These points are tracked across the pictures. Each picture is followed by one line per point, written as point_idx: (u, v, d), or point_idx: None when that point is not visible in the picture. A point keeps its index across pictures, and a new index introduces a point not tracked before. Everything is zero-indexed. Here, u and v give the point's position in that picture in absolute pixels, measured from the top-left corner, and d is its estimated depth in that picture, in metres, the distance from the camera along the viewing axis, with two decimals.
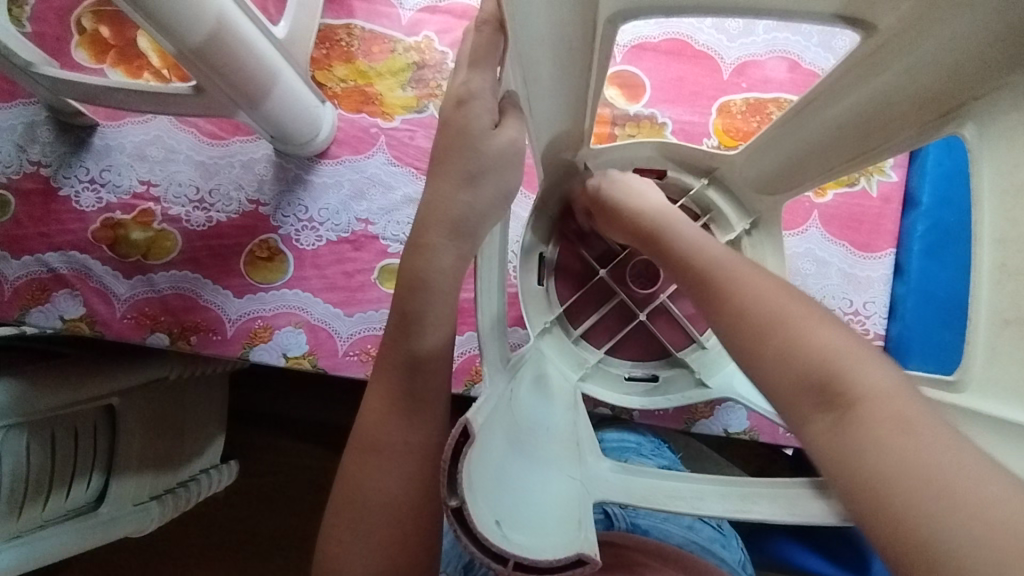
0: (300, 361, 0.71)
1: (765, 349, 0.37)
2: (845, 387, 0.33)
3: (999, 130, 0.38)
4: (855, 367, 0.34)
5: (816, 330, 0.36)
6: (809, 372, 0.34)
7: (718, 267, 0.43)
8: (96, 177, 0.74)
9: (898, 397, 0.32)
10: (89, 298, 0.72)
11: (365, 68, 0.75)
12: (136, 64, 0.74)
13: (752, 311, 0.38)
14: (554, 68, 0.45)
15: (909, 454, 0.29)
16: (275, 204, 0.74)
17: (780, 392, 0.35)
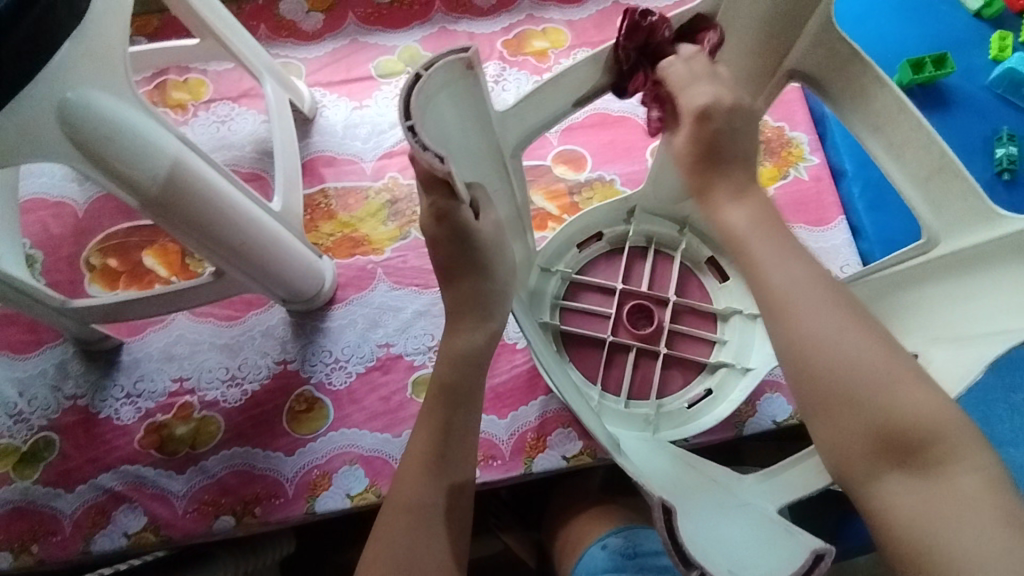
0: (365, 495, 0.73)
1: (850, 403, 0.38)
2: (912, 441, 0.37)
3: (836, 82, 0.51)
4: (923, 413, 0.37)
5: (913, 401, 0.37)
6: (887, 430, 0.37)
7: (798, 312, 0.40)
8: (131, 390, 0.78)
9: (938, 423, 0.37)
10: (148, 505, 0.73)
11: (347, 218, 0.84)
12: (147, 279, 0.81)
13: (835, 376, 0.38)
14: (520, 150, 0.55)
15: (932, 491, 0.36)
16: (301, 357, 0.79)
17: (851, 454, 0.38)
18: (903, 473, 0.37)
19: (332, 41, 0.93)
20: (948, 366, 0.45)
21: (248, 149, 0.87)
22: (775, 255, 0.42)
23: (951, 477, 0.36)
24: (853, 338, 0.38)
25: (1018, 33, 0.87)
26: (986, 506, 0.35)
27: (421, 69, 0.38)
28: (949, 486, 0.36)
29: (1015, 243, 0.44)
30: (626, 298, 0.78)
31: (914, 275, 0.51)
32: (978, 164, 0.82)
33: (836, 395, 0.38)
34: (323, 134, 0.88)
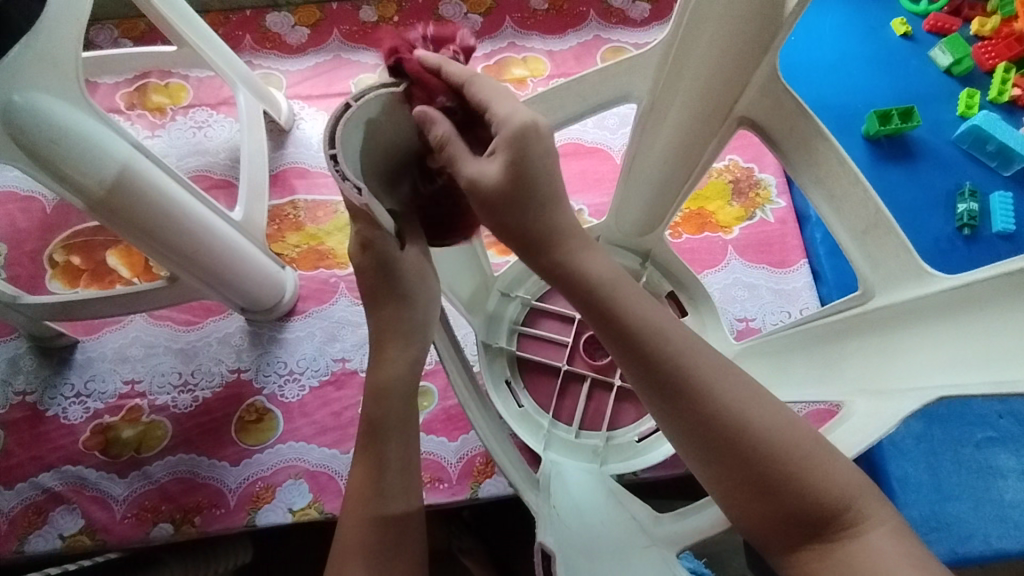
0: (307, 510, 0.72)
1: (762, 475, 0.36)
2: (830, 511, 0.35)
3: (782, 134, 0.52)
4: (823, 470, 0.36)
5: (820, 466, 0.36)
6: (798, 500, 0.36)
7: (700, 380, 0.38)
8: (82, 389, 0.77)
9: (845, 489, 0.36)
10: (86, 507, 0.72)
11: (314, 230, 0.85)
12: (108, 279, 0.81)
13: (735, 452, 0.37)
14: None
15: (855, 559, 0.34)
16: (255, 367, 0.79)
17: (763, 525, 0.37)
18: (821, 540, 0.36)
19: (315, 55, 0.95)
20: (863, 421, 0.45)
21: (221, 156, 0.88)
22: (652, 312, 0.40)
23: (865, 540, 0.35)
24: (756, 409, 0.37)
25: (987, 92, 0.89)
26: (907, 569, 0.33)
27: (353, 99, 0.42)
28: (869, 553, 0.34)
29: (939, 303, 0.44)
30: (585, 326, 0.78)
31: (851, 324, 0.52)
32: (939, 218, 0.83)
33: (746, 468, 0.36)
34: (298, 146, 0.89)
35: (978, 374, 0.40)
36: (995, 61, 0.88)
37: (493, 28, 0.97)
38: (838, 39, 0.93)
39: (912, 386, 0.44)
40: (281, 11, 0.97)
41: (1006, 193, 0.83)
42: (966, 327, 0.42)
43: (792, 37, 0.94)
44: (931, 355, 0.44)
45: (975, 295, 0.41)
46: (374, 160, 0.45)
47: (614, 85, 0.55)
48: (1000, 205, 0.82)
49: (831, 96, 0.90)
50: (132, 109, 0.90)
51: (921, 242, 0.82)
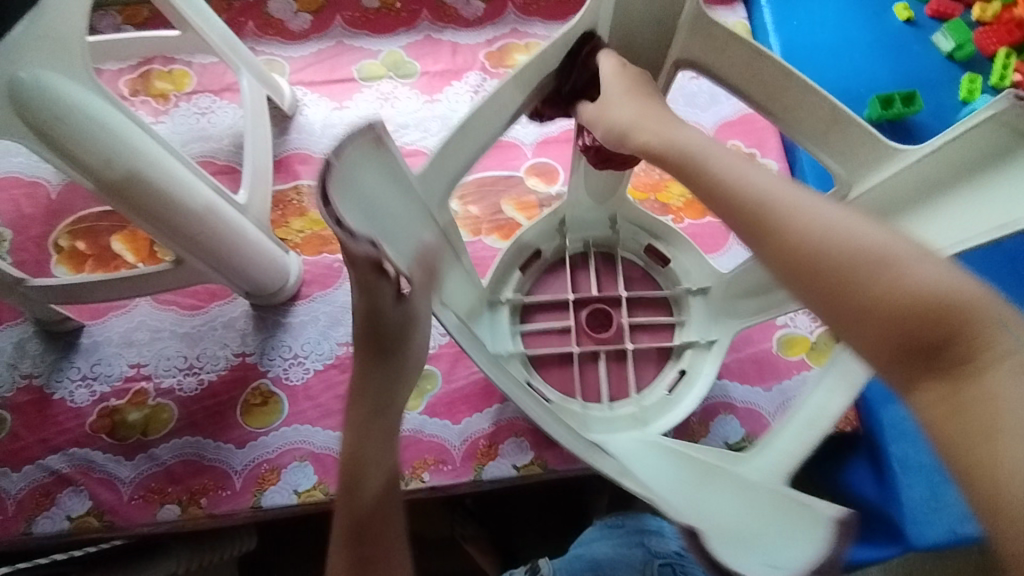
0: (313, 492, 0.73)
1: (859, 289, 0.31)
2: (956, 330, 0.29)
3: None
4: (929, 281, 0.30)
5: (929, 275, 0.30)
6: (906, 319, 0.30)
7: (786, 205, 0.34)
8: (88, 373, 0.78)
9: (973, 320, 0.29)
10: (94, 489, 0.73)
11: (318, 216, 0.85)
12: (113, 264, 0.82)
13: (826, 269, 0.32)
14: None
15: (979, 392, 0.28)
16: (260, 351, 0.79)
17: (874, 352, 0.31)
18: (943, 371, 0.29)
19: (317, 41, 0.95)
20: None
21: (225, 142, 0.88)
22: (743, 161, 0.36)
23: (997, 363, 0.28)
24: (842, 224, 0.32)
25: (989, 77, 0.89)
26: None
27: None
28: (996, 378, 0.28)
29: (920, 174, 0.47)
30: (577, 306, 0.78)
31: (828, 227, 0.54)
32: None
33: (838, 287, 0.31)
34: (301, 132, 0.90)
35: (978, 227, 0.43)
36: (996, 46, 0.88)
37: (496, 14, 0.97)
38: (839, 25, 0.93)
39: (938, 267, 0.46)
40: None
41: None
42: (945, 181, 0.46)
43: (793, 22, 0.94)
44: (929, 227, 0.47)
45: (954, 154, 0.45)
46: (367, 206, 0.41)
47: None
48: None
49: (832, 81, 0.90)
50: (136, 95, 0.90)
51: None
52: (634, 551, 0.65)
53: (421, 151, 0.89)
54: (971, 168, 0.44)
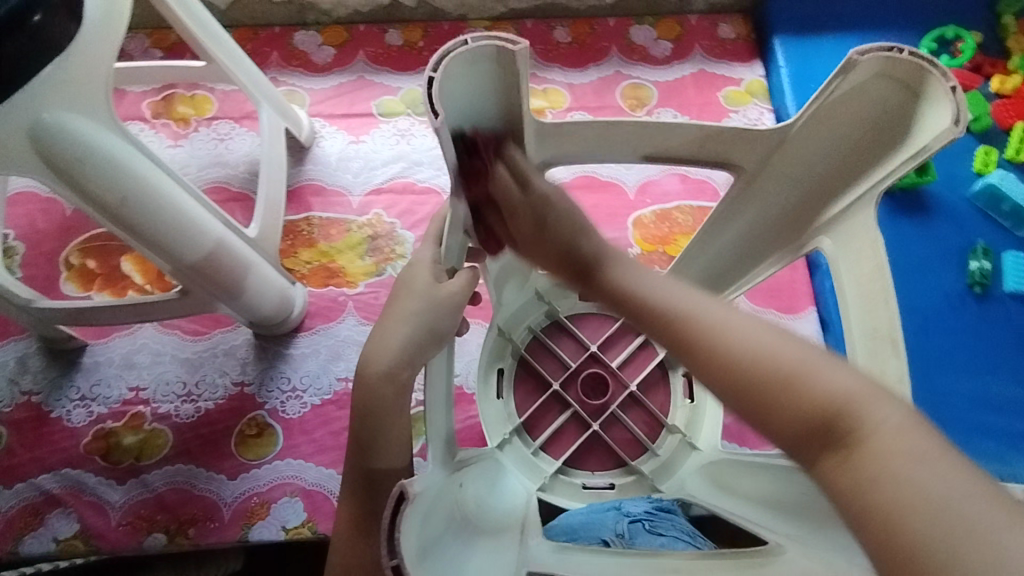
0: (301, 529, 0.72)
1: (759, 394, 0.32)
2: (854, 424, 0.29)
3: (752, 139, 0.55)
4: (820, 380, 0.30)
5: (822, 380, 0.30)
6: (814, 412, 0.30)
7: (680, 305, 0.37)
8: (87, 393, 0.78)
9: (903, 433, 0.28)
10: (83, 512, 0.72)
11: (327, 248, 0.86)
12: (121, 284, 0.83)
13: (731, 368, 0.33)
14: None
15: (855, 466, 0.28)
16: (259, 381, 0.79)
17: (787, 435, 0.31)
18: (831, 453, 0.29)
19: (340, 74, 0.96)
20: (856, 244, 0.53)
21: (240, 169, 0.89)
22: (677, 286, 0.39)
23: (874, 436, 0.28)
24: (758, 334, 0.33)
25: (1004, 149, 0.89)
26: (915, 458, 0.26)
27: (432, 72, 0.43)
28: (860, 460, 0.28)
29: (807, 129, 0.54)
30: (568, 393, 0.81)
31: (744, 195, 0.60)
32: (951, 274, 0.83)
33: (743, 388, 0.32)
34: (316, 163, 0.91)
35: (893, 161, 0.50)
36: (1014, 120, 0.88)
37: None
38: None
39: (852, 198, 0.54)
40: (309, 31, 0.99)
41: (1018, 252, 0.83)
42: (823, 133, 0.54)
43: (811, 84, 0.94)
44: (822, 176, 0.56)
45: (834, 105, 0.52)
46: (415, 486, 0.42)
47: (639, 136, 0.55)
48: (1013, 265, 0.82)
49: None
50: (157, 118, 0.92)
51: (931, 300, 0.82)
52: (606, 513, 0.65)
53: (433, 190, 0.89)
54: (864, 109, 0.52)
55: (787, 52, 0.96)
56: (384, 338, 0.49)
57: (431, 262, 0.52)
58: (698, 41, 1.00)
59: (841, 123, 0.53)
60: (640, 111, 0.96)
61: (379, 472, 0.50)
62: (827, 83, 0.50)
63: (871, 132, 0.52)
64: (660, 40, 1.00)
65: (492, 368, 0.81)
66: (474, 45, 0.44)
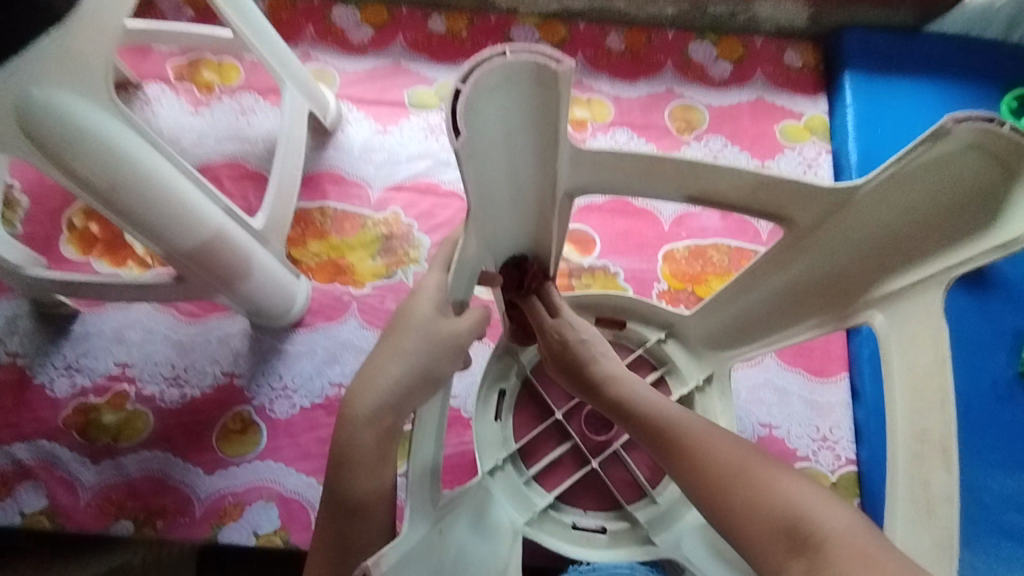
0: (272, 537, 0.69)
1: (732, 497, 0.43)
2: (812, 529, 0.39)
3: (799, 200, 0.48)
4: (767, 480, 0.43)
5: (778, 483, 0.42)
6: (776, 520, 0.41)
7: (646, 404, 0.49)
8: (72, 363, 0.75)
9: (855, 534, 0.39)
10: (53, 488, 0.70)
11: (338, 242, 0.81)
12: (122, 254, 0.79)
13: (706, 474, 0.44)
14: (514, 218, 0.53)
15: (825, 563, 0.38)
16: (250, 375, 0.76)
17: (758, 542, 0.41)
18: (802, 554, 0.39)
19: (375, 57, 0.91)
20: (914, 330, 0.45)
21: (258, 146, 0.85)
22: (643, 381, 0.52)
23: (827, 533, 0.39)
24: (718, 443, 0.45)
25: None
26: (863, 555, 0.37)
27: (461, 81, 0.38)
28: (834, 555, 0.38)
29: (875, 195, 0.45)
30: (569, 423, 0.73)
31: (790, 249, 0.52)
32: (1002, 358, 0.76)
33: (725, 494, 0.43)
34: (338, 150, 0.86)
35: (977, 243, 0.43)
36: None
37: None
38: None
39: (918, 279, 0.46)
40: (348, 6, 0.93)
41: None
42: (889, 205, 0.46)
43: (877, 130, 0.87)
44: (883, 249, 0.48)
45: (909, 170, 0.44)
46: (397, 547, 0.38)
47: (687, 182, 0.49)
48: None
49: None
50: (180, 81, 0.87)
51: (977, 384, 0.75)
52: None
53: (456, 194, 0.84)
54: (945, 177, 0.44)
55: (855, 90, 0.88)
56: (376, 375, 0.44)
57: (435, 293, 0.46)
58: (761, 66, 0.93)
59: (913, 198, 0.45)
60: (687, 135, 0.89)
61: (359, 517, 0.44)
62: (905, 151, 0.43)
63: (954, 203, 0.44)
64: (720, 60, 0.93)
65: (493, 388, 0.73)
66: (513, 59, 0.39)
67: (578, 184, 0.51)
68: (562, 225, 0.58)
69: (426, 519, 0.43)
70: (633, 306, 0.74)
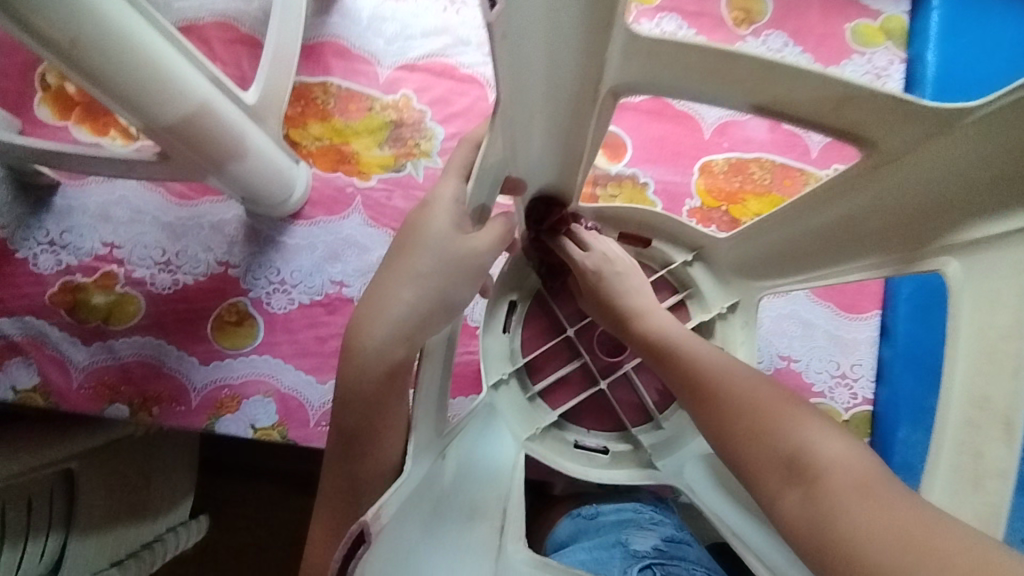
0: (270, 432, 0.67)
1: (738, 423, 0.45)
2: (812, 462, 0.40)
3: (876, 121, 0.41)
4: (784, 415, 0.43)
5: (793, 420, 0.43)
6: (782, 451, 0.42)
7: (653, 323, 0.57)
8: (57, 239, 0.70)
9: (857, 468, 0.38)
10: (44, 367, 0.68)
11: (342, 126, 0.73)
12: (102, 121, 0.72)
13: (720, 401, 0.46)
14: (545, 114, 0.45)
15: (816, 491, 0.38)
16: (245, 266, 0.71)
17: (758, 466, 0.42)
18: (799, 483, 0.39)
19: None
20: (995, 285, 0.39)
21: (253, 6, 0.74)
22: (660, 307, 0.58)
23: (828, 467, 0.39)
24: (738, 379, 0.48)
25: None
26: (860, 490, 0.37)
27: None
28: (828, 485, 0.38)
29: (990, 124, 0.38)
30: (580, 340, 0.70)
31: (855, 182, 0.47)
32: None
33: (735, 421, 0.45)
34: (345, 18, 0.75)
35: None
36: None
37: None
38: (1011, 57, 0.76)
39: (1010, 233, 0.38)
40: None
41: None
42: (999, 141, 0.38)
43: (960, 39, 0.76)
44: (975, 194, 0.40)
45: None
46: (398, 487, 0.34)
47: (757, 88, 0.41)
48: None
49: None
50: None
51: None
52: (609, 551, 0.57)
53: (475, 80, 0.74)
54: None
55: None
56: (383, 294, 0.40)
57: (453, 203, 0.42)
58: None
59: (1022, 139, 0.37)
60: (744, 28, 0.77)
61: (358, 437, 0.41)
62: (984, 97, 0.37)
63: None
64: None
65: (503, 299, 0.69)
66: None
67: (624, 80, 0.43)
68: (599, 129, 0.50)
69: (429, 447, 0.40)
70: (662, 222, 0.67)
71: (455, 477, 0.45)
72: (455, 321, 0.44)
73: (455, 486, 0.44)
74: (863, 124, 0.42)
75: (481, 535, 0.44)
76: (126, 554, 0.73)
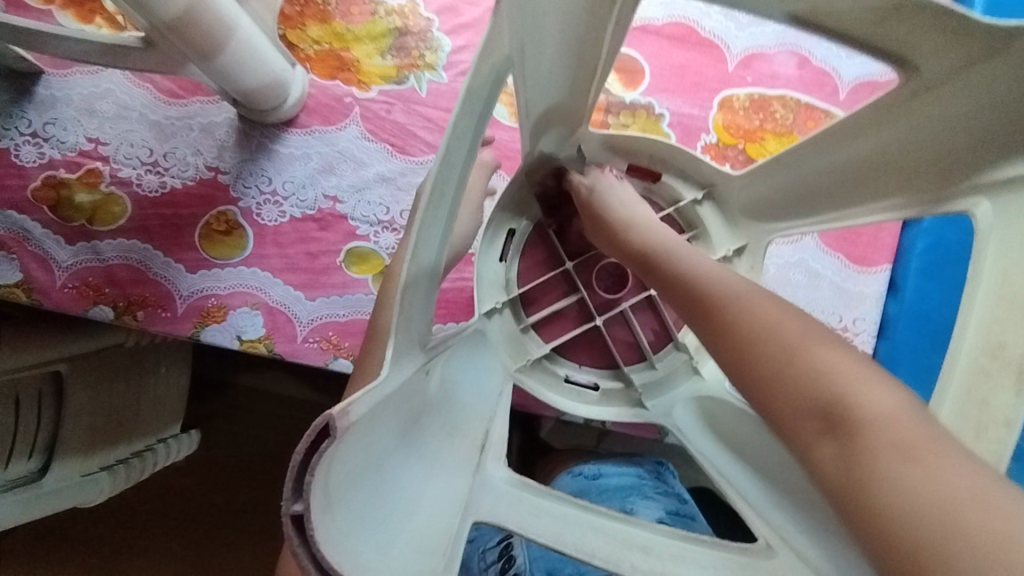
0: (256, 344, 0.65)
1: (763, 364, 0.38)
2: (850, 412, 0.34)
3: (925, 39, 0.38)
4: (813, 352, 0.37)
5: (824, 355, 0.37)
6: (817, 399, 0.35)
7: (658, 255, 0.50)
8: (39, 131, 0.67)
9: (906, 421, 0.33)
10: (27, 264, 0.65)
11: (343, 30, 0.69)
12: (88, 7, 0.68)
13: (744, 335, 0.39)
14: (557, 12, 0.42)
15: (858, 449, 0.33)
16: (236, 172, 0.68)
17: (785, 415, 0.36)
18: (836, 436, 0.34)
19: None
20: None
21: None
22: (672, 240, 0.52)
23: (876, 422, 0.33)
24: (764, 310, 0.40)
25: None
26: (917, 449, 0.31)
27: None
28: (876, 443, 0.32)
29: None
30: (579, 274, 0.68)
31: (879, 117, 0.45)
32: None
33: (761, 360, 0.38)
34: None
35: None
36: None
37: None
38: None
39: None
40: None
41: None
42: None
43: None
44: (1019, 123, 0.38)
45: None
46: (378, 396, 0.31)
47: None
48: None
49: None
50: None
51: None
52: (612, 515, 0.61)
53: None
54: None
55: None
56: None
57: None
58: None
59: None
60: None
61: None
62: None
63: None
64: None
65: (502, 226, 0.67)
66: None
67: None
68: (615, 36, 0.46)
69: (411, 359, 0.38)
70: (673, 155, 0.64)
71: (439, 393, 0.43)
72: (447, 233, 0.41)
73: (438, 401, 0.42)
74: (906, 43, 0.38)
75: (461, 453, 0.43)
76: (100, 466, 0.71)
